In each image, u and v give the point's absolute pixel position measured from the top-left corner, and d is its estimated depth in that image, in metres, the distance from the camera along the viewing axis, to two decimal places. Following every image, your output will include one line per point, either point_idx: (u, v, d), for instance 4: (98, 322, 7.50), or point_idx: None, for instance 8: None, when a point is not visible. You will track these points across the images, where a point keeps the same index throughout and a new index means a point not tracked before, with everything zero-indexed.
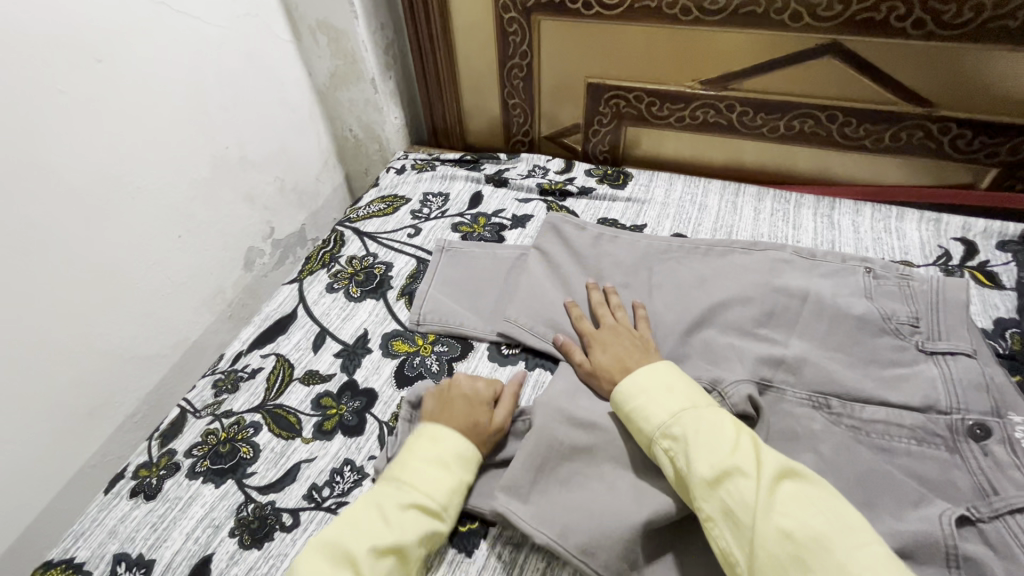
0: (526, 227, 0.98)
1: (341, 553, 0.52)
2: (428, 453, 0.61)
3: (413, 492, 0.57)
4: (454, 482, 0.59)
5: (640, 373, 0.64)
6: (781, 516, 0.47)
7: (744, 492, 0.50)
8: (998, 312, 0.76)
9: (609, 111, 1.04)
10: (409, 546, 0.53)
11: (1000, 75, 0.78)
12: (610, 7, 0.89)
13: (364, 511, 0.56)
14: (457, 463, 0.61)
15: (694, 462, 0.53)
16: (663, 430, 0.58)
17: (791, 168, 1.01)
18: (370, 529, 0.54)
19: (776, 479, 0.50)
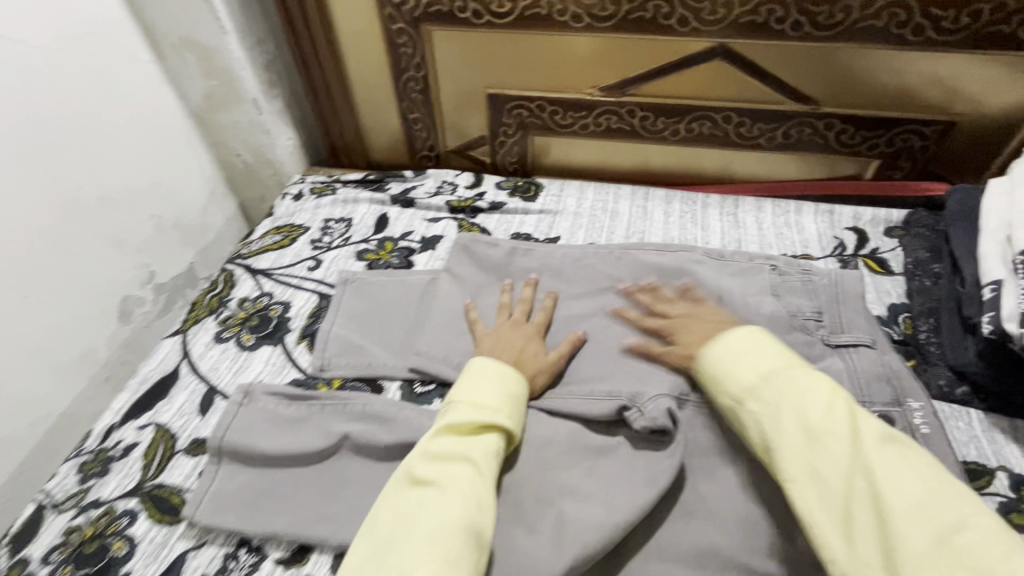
0: (437, 249, 0.93)
1: (444, 457, 0.56)
2: (489, 372, 0.65)
3: (490, 404, 0.61)
4: (518, 394, 0.64)
5: (730, 334, 0.63)
6: (878, 482, 0.47)
7: (840, 454, 0.50)
8: (891, 298, 0.79)
9: (513, 121, 1.00)
10: (497, 451, 0.59)
11: (872, 71, 0.81)
12: (500, 15, 0.85)
13: (457, 421, 0.59)
14: (511, 376, 0.65)
15: (782, 422, 0.53)
16: (746, 388, 0.58)
17: (696, 168, 1.02)
18: (466, 439, 0.58)
19: (878, 444, 0.50)
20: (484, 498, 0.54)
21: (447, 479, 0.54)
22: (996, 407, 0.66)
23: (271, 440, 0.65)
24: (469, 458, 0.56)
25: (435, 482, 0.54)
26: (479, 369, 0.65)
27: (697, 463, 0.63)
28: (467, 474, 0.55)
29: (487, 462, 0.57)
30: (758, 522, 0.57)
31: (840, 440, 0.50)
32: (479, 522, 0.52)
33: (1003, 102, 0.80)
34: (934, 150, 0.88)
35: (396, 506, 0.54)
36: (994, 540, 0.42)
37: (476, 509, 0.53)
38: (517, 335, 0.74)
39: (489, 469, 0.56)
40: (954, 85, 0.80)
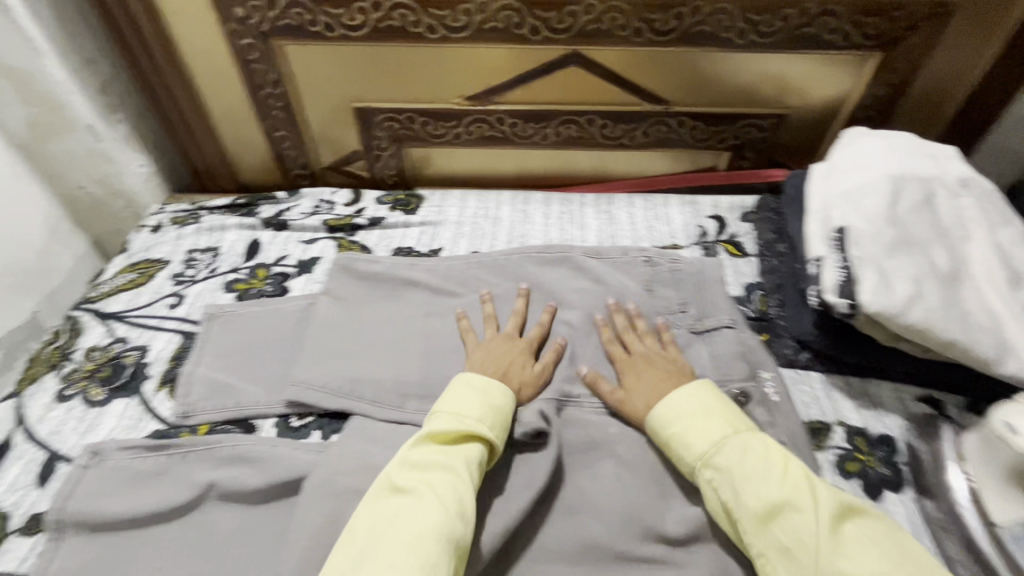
0: (314, 272, 0.88)
1: (424, 465, 0.57)
2: (478, 384, 0.65)
3: (470, 415, 0.61)
4: (505, 405, 0.64)
5: (679, 395, 0.65)
6: (840, 559, 0.50)
7: (801, 528, 0.52)
8: (747, 278, 0.87)
9: (385, 134, 0.98)
10: (478, 459, 0.58)
11: (710, 72, 0.88)
12: (352, 28, 0.83)
13: (443, 431, 0.59)
14: (496, 386, 0.66)
15: (746, 496, 0.55)
16: (705, 456, 0.59)
17: (572, 170, 1.05)
18: (446, 448, 0.58)
19: (835, 518, 0.52)
20: (466, 503, 0.54)
21: (426, 486, 0.55)
22: (832, 368, 0.74)
23: (122, 502, 0.60)
24: (449, 466, 0.56)
25: (416, 489, 0.54)
26: (463, 384, 0.65)
27: (577, 460, 0.65)
28: (447, 480, 0.55)
29: (469, 468, 0.57)
30: (632, 509, 0.60)
31: (807, 521, 0.52)
32: (452, 531, 0.51)
33: (822, 94, 0.90)
34: (773, 140, 0.97)
35: (377, 511, 0.54)
36: None
37: (455, 516, 0.52)
38: (501, 350, 0.72)
39: (471, 475, 0.56)
40: (785, 79, 0.88)
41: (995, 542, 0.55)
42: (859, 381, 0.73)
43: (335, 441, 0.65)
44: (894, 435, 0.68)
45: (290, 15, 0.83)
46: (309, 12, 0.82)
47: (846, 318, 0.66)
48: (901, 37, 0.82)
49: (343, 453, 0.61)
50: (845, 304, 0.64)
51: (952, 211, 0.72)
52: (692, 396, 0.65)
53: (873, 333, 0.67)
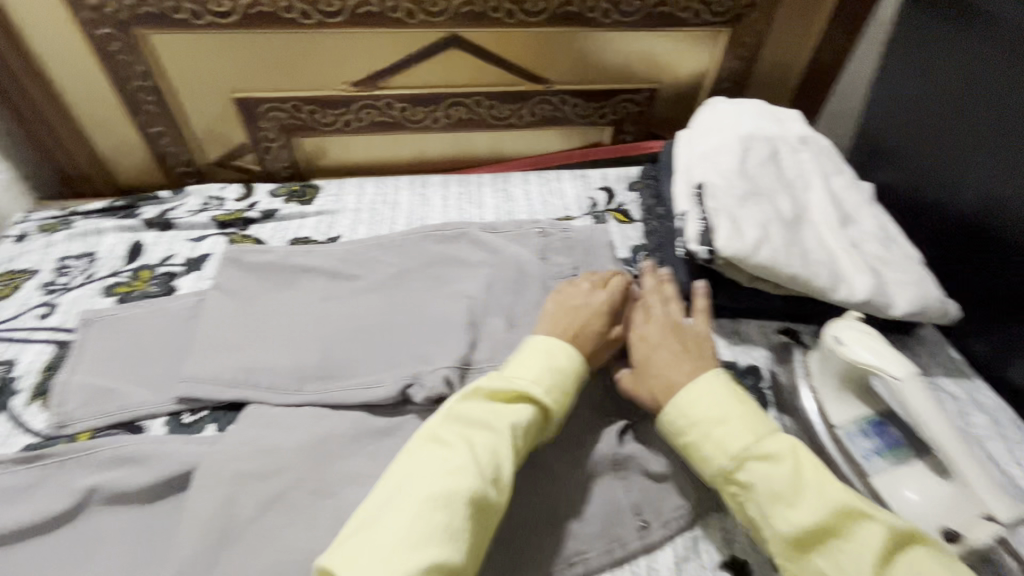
0: (204, 268, 0.85)
1: (466, 422, 0.54)
2: (545, 346, 0.61)
3: (529, 377, 0.58)
4: (570, 370, 0.60)
5: (693, 403, 0.56)
6: None
7: (842, 563, 0.46)
8: (632, 241, 0.93)
9: (271, 125, 0.97)
10: (524, 424, 0.55)
11: (583, 51, 0.93)
12: (221, 15, 0.81)
13: (499, 388, 0.57)
14: (560, 352, 0.61)
15: (777, 520, 0.49)
16: (728, 472, 0.52)
17: (469, 153, 1.08)
18: (495, 408, 0.55)
19: (884, 555, 0.45)
20: (500, 460, 0.52)
21: (466, 440, 0.52)
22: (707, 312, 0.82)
23: None
24: (493, 426, 0.54)
25: (458, 443, 0.52)
26: (549, 344, 0.61)
27: None
28: (489, 439, 0.53)
29: (512, 429, 0.54)
30: None
31: (861, 563, 0.45)
32: (475, 492, 0.49)
33: (686, 69, 0.98)
34: (649, 114, 1.05)
35: (410, 462, 0.52)
36: None
37: (484, 478, 0.50)
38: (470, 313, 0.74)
39: (511, 437, 0.54)
40: (652, 55, 0.95)
41: (835, 439, 0.63)
42: (730, 321, 0.81)
43: (228, 430, 0.64)
44: (759, 365, 0.76)
45: (151, 3, 0.79)
46: None
47: (709, 264, 0.73)
48: (744, 14, 0.91)
49: (235, 441, 0.61)
50: (706, 250, 0.71)
51: (793, 164, 0.82)
52: (706, 390, 0.56)
53: (733, 275, 0.74)
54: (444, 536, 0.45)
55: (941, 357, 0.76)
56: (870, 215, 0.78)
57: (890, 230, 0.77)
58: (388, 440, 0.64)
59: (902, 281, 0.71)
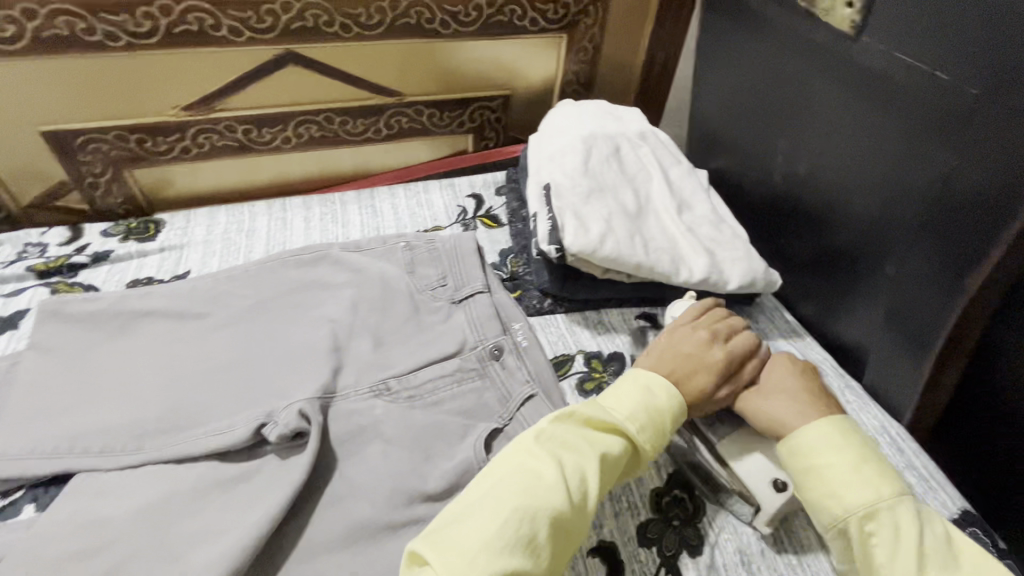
0: (20, 327, 0.75)
1: (557, 443, 0.56)
2: (642, 381, 0.62)
3: (645, 401, 0.60)
4: (665, 407, 0.60)
5: (855, 445, 0.55)
6: None
7: None
8: (501, 245, 0.95)
9: (94, 158, 0.87)
10: (613, 455, 0.57)
11: (431, 62, 0.94)
12: (6, 40, 0.73)
13: (605, 410, 0.59)
14: (664, 390, 0.61)
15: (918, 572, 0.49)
16: (871, 509, 0.52)
17: (331, 170, 1.04)
18: (611, 415, 0.59)
19: None
20: (587, 489, 0.53)
21: (557, 460, 0.54)
22: (572, 307, 0.85)
23: None
24: (582, 454, 0.55)
25: (549, 460, 0.54)
26: (646, 376, 0.63)
27: (343, 449, 0.65)
28: (576, 462, 0.54)
29: (597, 457, 0.55)
30: (398, 477, 0.62)
31: None
32: (559, 516, 0.51)
33: (535, 74, 1.02)
34: (507, 119, 1.07)
35: (507, 470, 0.54)
36: None
37: (569, 508, 0.52)
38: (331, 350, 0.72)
39: (599, 463, 0.55)
40: (500, 62, 0.98)
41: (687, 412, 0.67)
42: (595, 312, 0.85)
43: (48, 508, 0.57)
44: (623, 351, 0.80)
45: None
46: None
47: (561, 261, 0.76)
48: (578, 19, 0.96)
49: (54, 521, 0.55)
50: (556, 249, 0.74)
51: (634, 159, 0.87)
52: (851, 434, 0.56)
53: (588, 269, 0.78)
54: (524, 548, 0.48)
55: (778, 321, 0.84)
56: (704, 201, 0.85)
57: (721, 213, 0.85)
58: (243, 487, 0.60)
59: (734, 259, 0.78)
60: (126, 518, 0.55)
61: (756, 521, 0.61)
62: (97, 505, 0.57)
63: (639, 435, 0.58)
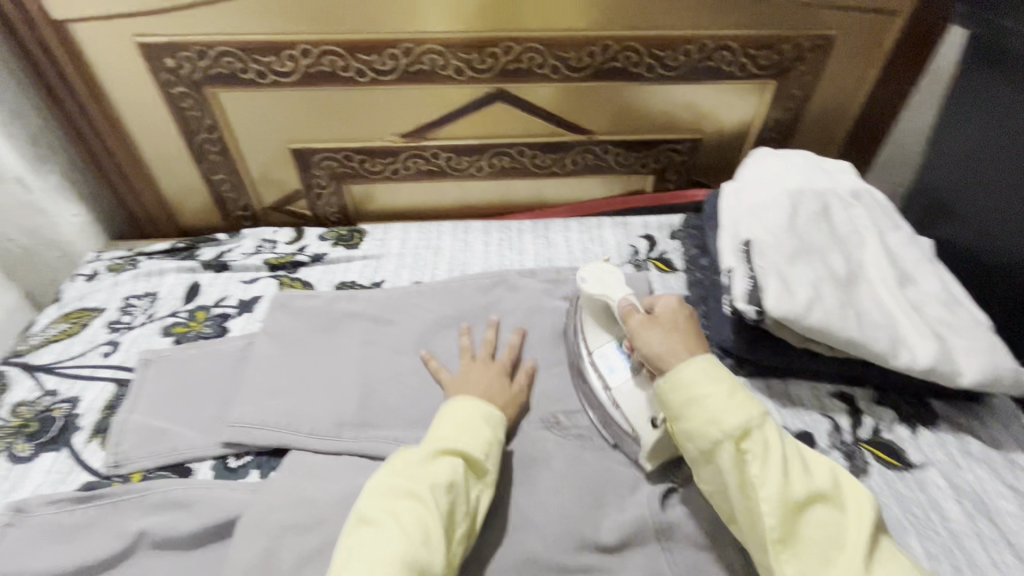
0: (254, 311, 0.89)
1: (394, 494, 0.55)
2: (451, 412, 0.64)
3: (457, 439, 0.60)
4: (491, 436, 0.63)
5: (726, 378, 0.58)
6: (836, 549, 0.50)
7: (817, 518, 0.51)
8: (674, 292, 0.92)
9: (324, 173, 1.01)
10: (458, 482, 0.57)
11: (627, 103, 0.94)
12: (284, 74, 0.87)
13: (407, 473, 0.57)
14: (485, 423, 0.63)
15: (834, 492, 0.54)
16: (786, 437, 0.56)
17: (511, 199, 1.09)
18: (416, 476, 0.56)
19: (812, 506, 0.52)
20: (431, 534, 0.52)
21: (393, 515, 0.53)
22: (753, 372, 0.79)
23: (45, 557, 0.58)
24: (418, 495, 0.54)
25: (386, 518, 0.53)
26: (461, 406, 0.64)
27: (515, 478, 0.66)
28: (412, 510, 0.53)
29: (437, 495, 0.54)
30: (568, 520, 0.61)
31: (819, 524, 0.51)
32: (423, 556, 0.50)
33: (732, 119, 0.98)
34: (692, 163, 1.04)
35: (362, 524, 0.54)
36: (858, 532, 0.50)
37: (419, 547, 0.50)
38: (490, 374, 0.73)
39: (440, 503, 0.54)
40: (698, 107, 0.96)
41: (589, 361, 0.73)
42: (780, 383, 0.78)
43: (271, 478, 0.65)
44: (812, 432, 0.72)
45: (221, 64, 0.85)
46: (240, 60, 0.85)
47: (756, 324, 0.71)
48: (791, 66, 0.90)
49: (277, 490, 0.62)
50: (753, 310, 0.69)
51: (846, 221, 0.79)
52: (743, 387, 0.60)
53: (785, 337, 0.72)
54: None
55: (1017, 430, 0.72)
56: (931, 275, 0.75)
57: (954, 292, 0.73)
58: None
59: (970, 349, 0.67)
60: (331, 502, 0.61)
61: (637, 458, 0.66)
62: (308, 483, 0.64)
63: (480, 462, 0.60)
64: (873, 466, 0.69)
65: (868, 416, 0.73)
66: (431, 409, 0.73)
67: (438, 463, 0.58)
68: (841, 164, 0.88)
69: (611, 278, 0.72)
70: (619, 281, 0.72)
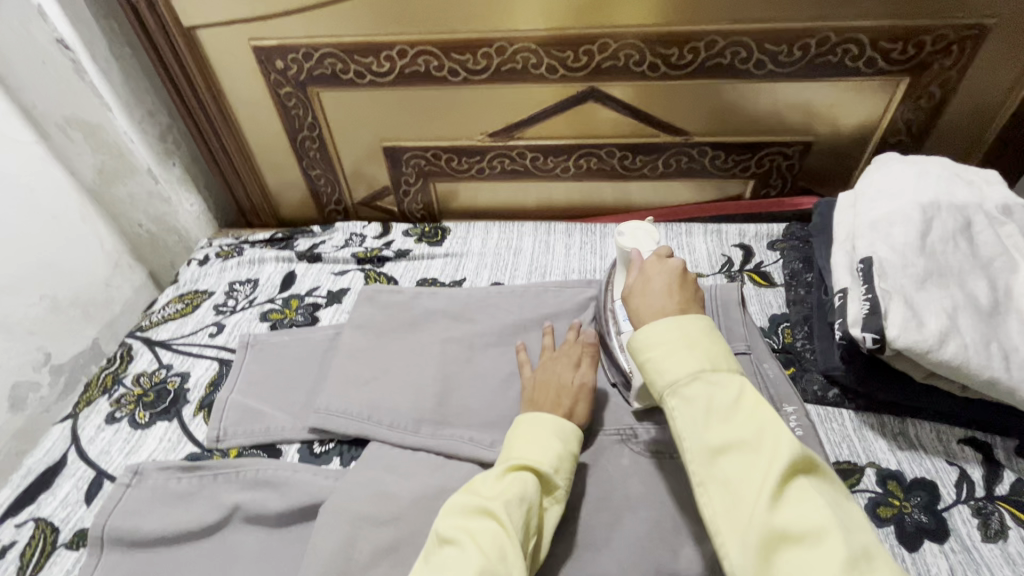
0: (343, 302, 0.93)
1: (468, 512, 0.54)
2: (523, 426, 0.63)
3: (527, 453, 0.59)
4: (563, 449, 0.61)
5: (654, 276, 0.60)
6: (664, 357, 0.52)
7: (663, 333, 0.54)
8: (772, 309, 0.84)
9: (412, 170, 1.03)
10: (531, 496, 0.56)
11: (733, 101, 0.87)
12: (381, 74, 0.89)
13: (480, 491, 0.56)
14: (557, 437, 0.61)
15: (706, 430, 0.48)
16: (672, 386, 0.51)
17: (596, 202, 1.06)
18: (489, 494, 0.56)
19: (662, 326, 0.54)
20: (507, 549, 0.51)
21: (468, 534, 0.52)
22: (864, 406, 0.70)
23: (154, 519, 0.63)
24: (492, 511, 0.53)
25: (459, 535, 0.52)
26: (532, 421, 0.63)
27: (587, 494, 0.63)
28: (488, 529, 0.52)
29: (511, 512, 0.53)
30: (643, 547, 0.58)
31: (662, 338, 0.53)
32: (502, 572, 0.49)
33: (851, 119, 0.88)
34: (800, 167, 0.95)
35: (440, 542, 0.53)
36: (689, 343, 0.52)
37: (496, 563, 0.49)
38: (558, 379, 0.69)
39: (514, 521, 0.53)
40: (812, 106, 0.87)
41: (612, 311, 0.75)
42: (896, 419, 0.69)
43: (352, 468, 0.67)
44: (934, 481, 0.63)
45: (324, 65, 0.89)
46: (342, 62, 0.89)
47: (874, 353, 0.63)
48: (931, 60, 0.79)
49: (357, 481, 0.64)
50: (870, 338, 0.61)
51: (993, 240, 0.68)
52: (685, 328, 0.53)
53: (907, 369, 0.63)
54: None
55: None
56: None
57: None
58: None
59: None
60: (407, 499, 0.62)
61: (629, 397, 0.69)
62: (385, 477, 0.65)
63: (552, 475, 0.58)
64: (1012, 529, 0.59)
65: (1008, 471, 0.63)
66: (504, 414, 0.72)
67: (509, 477, 0.57)
68: (987, 172, 0.76)
69: (644, 236, 0.70)
70: (653, 239, 0.69)
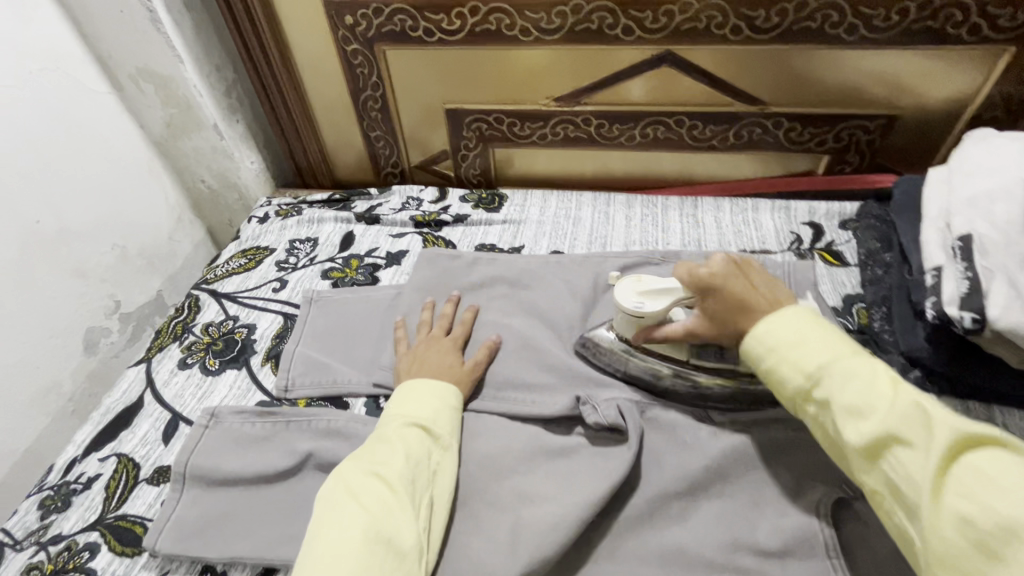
0: (402, 264, 0.93)
1: (356, 475, 0.55)
2: (404, 393, 0.65)
3: (408, 414, 0.62)
4: (441, 404, 0.64)
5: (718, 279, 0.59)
6: (796, 366, 0.51)
7: (786, 333, 0.53)
8: (846, 288, 0.82)
9: (473, 135, 1.02)
10: (419, 451, 0.58)
11: (818, 70, 0.83)
12: (451, 32, 0.87)
13: (372, 453, 0.57)
14: (435, 395, 0.65)
15: (853, 428, 0.46)
16: (808, 390, 0.50)
17: (657, 172, 1.03)
18: (378, 456, 0.57)
19: (793, 333, 0.52)
20: (393, 505, 0.52)
21: (355, 498, 0.53)
22: (947, 390, 0.68)
23: (234, 461, 0.65)
24: (381, 474, 0.54)
25: (354, 497, 0.53)
26: (414, 389, 0.65)
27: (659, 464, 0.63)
28: (375, 490, 0.53)
29: (398, 472, 0.55)
30: (718, 520, 0.57)
31: (794, 349, 0.52)
32: (389, 527, 0.51)
33: (943, 93, 0.83)
34: (880, 143, 0.91)
35: (332, 500, 0.53)
36: (839, 357, 0.49)
37: (382, 520, 0.51)
38: (435, 351, 0.73)
39: (401, 479, 0.55)
40: (900, 77, 0.82)
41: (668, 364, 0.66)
42: (982, 406, 0.67)
43: None
44: None
45: (395, 22, 0.88)
46: (412, 18, 0.87)
47: (969, 334, 0.59)
48: None
49: None
50: (970, 318, 0.58)
51: None
52: (802, 321, 0.53)
53: (1002, 354, 0.60)
54: None
55: None
56: None
57: None
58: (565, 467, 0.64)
59: None
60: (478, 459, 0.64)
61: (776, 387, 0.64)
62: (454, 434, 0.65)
63: (435, 429, 0.61)
64: None
65: None
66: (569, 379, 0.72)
67: (400, 435, 0.59)
68: None
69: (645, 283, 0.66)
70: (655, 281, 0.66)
